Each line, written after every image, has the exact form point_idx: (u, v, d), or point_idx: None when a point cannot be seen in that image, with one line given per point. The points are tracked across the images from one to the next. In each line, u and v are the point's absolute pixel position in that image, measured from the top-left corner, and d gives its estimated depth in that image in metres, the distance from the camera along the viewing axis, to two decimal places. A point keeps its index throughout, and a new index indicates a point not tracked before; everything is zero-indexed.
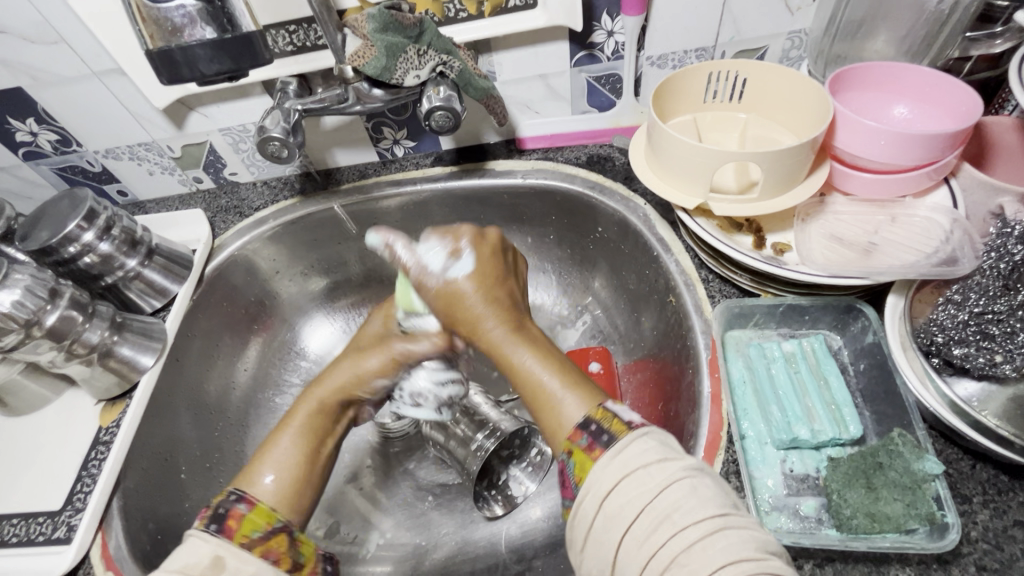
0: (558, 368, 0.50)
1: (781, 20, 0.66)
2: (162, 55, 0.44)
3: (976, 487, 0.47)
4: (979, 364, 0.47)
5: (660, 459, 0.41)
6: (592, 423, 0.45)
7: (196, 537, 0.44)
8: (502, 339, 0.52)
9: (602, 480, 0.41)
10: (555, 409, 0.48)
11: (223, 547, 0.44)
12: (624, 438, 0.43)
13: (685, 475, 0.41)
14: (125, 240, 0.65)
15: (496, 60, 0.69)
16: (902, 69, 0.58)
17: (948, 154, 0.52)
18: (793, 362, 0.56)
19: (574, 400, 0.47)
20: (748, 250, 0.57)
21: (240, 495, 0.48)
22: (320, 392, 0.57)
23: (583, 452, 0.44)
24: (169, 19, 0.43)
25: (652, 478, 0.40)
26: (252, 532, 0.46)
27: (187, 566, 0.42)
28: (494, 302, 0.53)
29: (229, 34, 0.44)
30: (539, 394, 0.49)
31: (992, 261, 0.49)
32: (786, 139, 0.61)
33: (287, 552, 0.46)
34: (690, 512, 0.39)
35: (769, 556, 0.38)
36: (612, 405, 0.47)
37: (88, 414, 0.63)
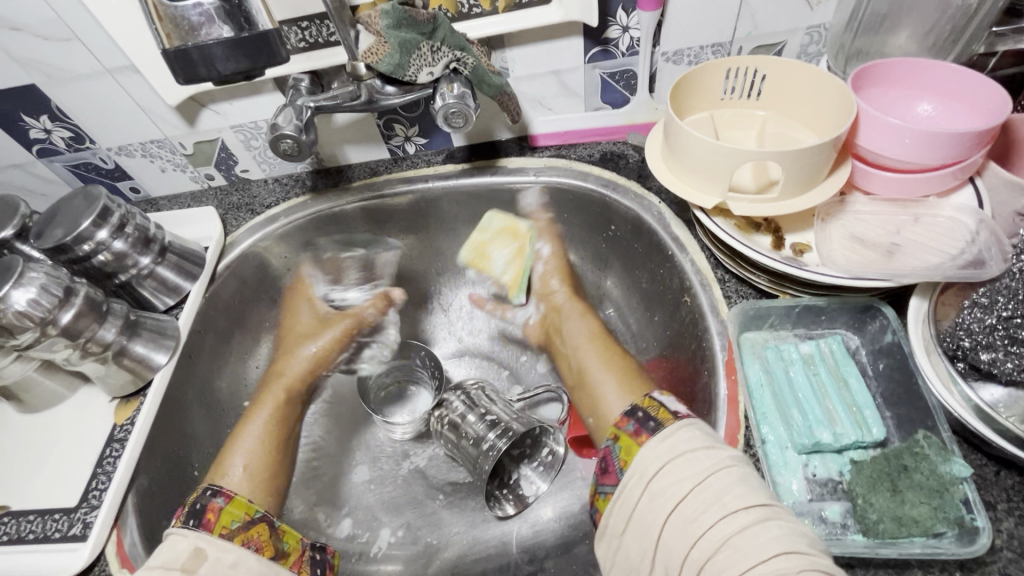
0: (616, 370, 0.67)
1: (801, 14, 0.65)
2: (179, 54, 0.43)
3: (1000, 494, 0.46)
4: (1007, 370, 0.46)
5: (709, 446, 0.44)
6: (638, 411, 0.50)
7: (177, 533, 0.50)
8: (583, 344, 0.72)
9: (649, 460, 0.45)
10: (601, 398, 0.65)
11: (202, 538, 0.50)
12: (669, 425, 0.47)
13: (733, 464, 0.43)
14: (138, 238, 0.65)
15: (509, 56, 0.68)
16: (927, 65, 0.56)
17: (974, 154, 0.50)
18: (812, 363, 0.55)
19: (617, 388, 0.65)
20: (767, 251, 0.56)
21: (215, 490, 0.55)
22: (278, 390, 0.74)
23: (629, 438, 0.49)
24: (185, 18, 0.42)
25: (701, 462, 0.43)
26: (230, 523, 0.53)
27: (168, 561, 0.48)
28: (581, 313, 0.76)
29: (245, 33, 0.44)
30: (592, 385, 0.68)
31: (1022, 265, 0.47)
32: (806, 137, 0.60)
33: (268, 540, 0.53)
34: (739, 497, 0.40)
35: (820, 553, 0.38)
36: (658, 396, 0.52)
37: (103, 410, 0.63)
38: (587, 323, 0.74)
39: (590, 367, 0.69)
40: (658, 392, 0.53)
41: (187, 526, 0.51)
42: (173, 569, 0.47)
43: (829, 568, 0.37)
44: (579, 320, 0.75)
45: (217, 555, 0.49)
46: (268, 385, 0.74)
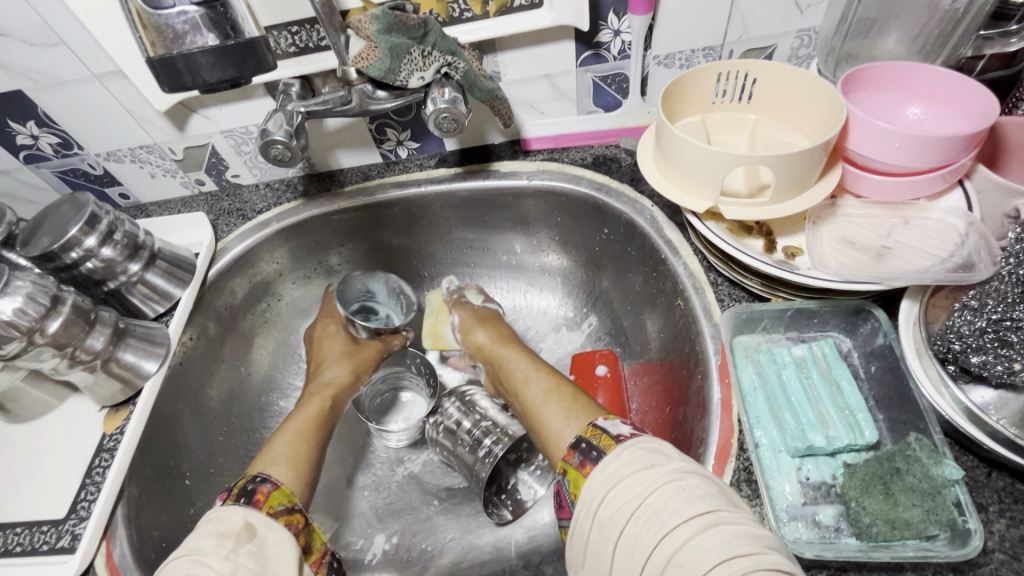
0: (563, 397, 0.58)
1: (791, 18, 0.65)
2: (165, 63, 0.43)
3: (992, 496, 0.47)
4: (997, 373, 0.45)
5: (648, 466, 0.44)
6: (583, 441, 0.50)
7: (227, 509, 0.50)
8: (538, 396, 0.61)
9: (592, 491, 0.45)
10: (553, 430, 0.55)
11: (251, 514, 0.50)
12: (611, 451, 0.47)
13: (672, 478, 0.43)
14: (128, 245, 0.64)
15: (501, 60, 0.68)
16: (916, 69, 0.57)
17: (963, 157, 0.51)
18: (804, 366, 0.55)
19: (566, 416, 0.55)
20: (759, 254, 0.56)
21: (265, 477, 0.55)
22: (312, 402, 0.70)
23: (575, 470, 0.48)
24: (170, 26, 0.42)
25: (640, 483, 0.43)
26: (276, 505, 0.53)
27: (221, 530, 0.48)
28: (513, 345, 0.71)
29: (231, 41, 0.43)
30: (541, 419, 0.58)
31: (1011, 267, 0.47)
32: (797, 140, 0.60)
33: (304, 530, 0.52)
34: (678, 512, 0.41)
35: (767, 550, 0.38)
36: (601, 422, 0.51)
37: (92, 420, 0.63)
38: (523, 355, 0.69)
39: (536, 399, 0.60)
40: (602, 417, 0.52)
41: (237, 504, 0.51)
42: (225, 540, 0.47)
43: (771, 565, 0.37)
44: (516, 351, 0.70)
45: (266, 534, 0.49)
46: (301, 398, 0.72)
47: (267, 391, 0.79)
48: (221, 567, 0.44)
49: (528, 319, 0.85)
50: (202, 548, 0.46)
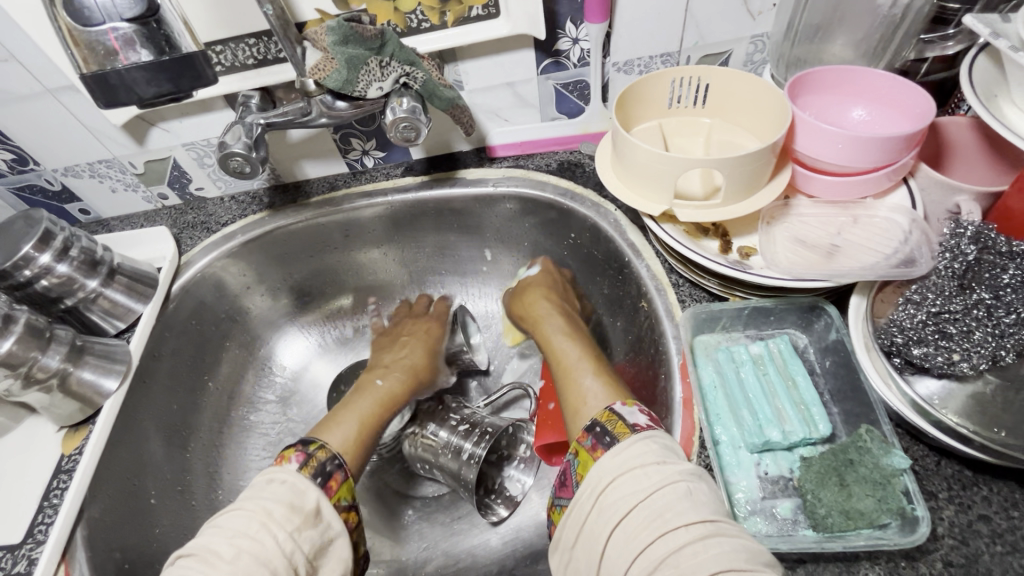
0: (599, 369, 0.59)
1: (743, 24, 0.67)
2: (98, 79, 0.42)
3: (941, 484, 0.48)
4: (937, 364, 0.46)
5: (660, 462, 0.44)
6: (597, 425, 0.49)
7: (303, 480, 0.50)
8: (576, 363, 0.60)
9: (601, 475, 0.45)
10: (582, 394, 0.56)
11: (324, 500, 0.50)
12: (625, 439, 0.46)
13: (681, 479, 0.43)
14: (85, 261, 0.63)
15: (462, 69, 0.69)
16: (859, 72, 0.59)
17: (904, 156, 0.53)
18: (761, 364, 0.56)
19: (600, 386, 0.56)
20: (714, 255, 0.57)
21: (341, 463, 0.54)
22: (396, 378, 0.71)
23: (586, 452, 0.48)
24: (101, 43, 0.41)
25: (649, 478, 0.43)
26: (343, 499, 0.52)
27: (293, 503, 0.47)
28: (554, 309, 0.70)
29: (166, 56, 0.43)
30: (575, 384, 0.58)
31: (946, 262, 0.48)
32: (750, 142, 0.62)
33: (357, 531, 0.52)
34: (682, 514, 0.41)
35: (760, 567, 0.38)
36: (619, 408, 0.51)
37: (50, 441, 0.61)
38: (559, 317, 0.68)
39: (574, 363, 0.61)
40: (620, 403, 0.51)
41: (314, 481, 0.50)
42: (295, 516, 0.47)
43: None
44: (553, 313, 0.69)
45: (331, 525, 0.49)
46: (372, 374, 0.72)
47: (237, 405, 0.79)
48: (282, 545, 0.44)
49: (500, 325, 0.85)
50: (272, 515, 0.46)
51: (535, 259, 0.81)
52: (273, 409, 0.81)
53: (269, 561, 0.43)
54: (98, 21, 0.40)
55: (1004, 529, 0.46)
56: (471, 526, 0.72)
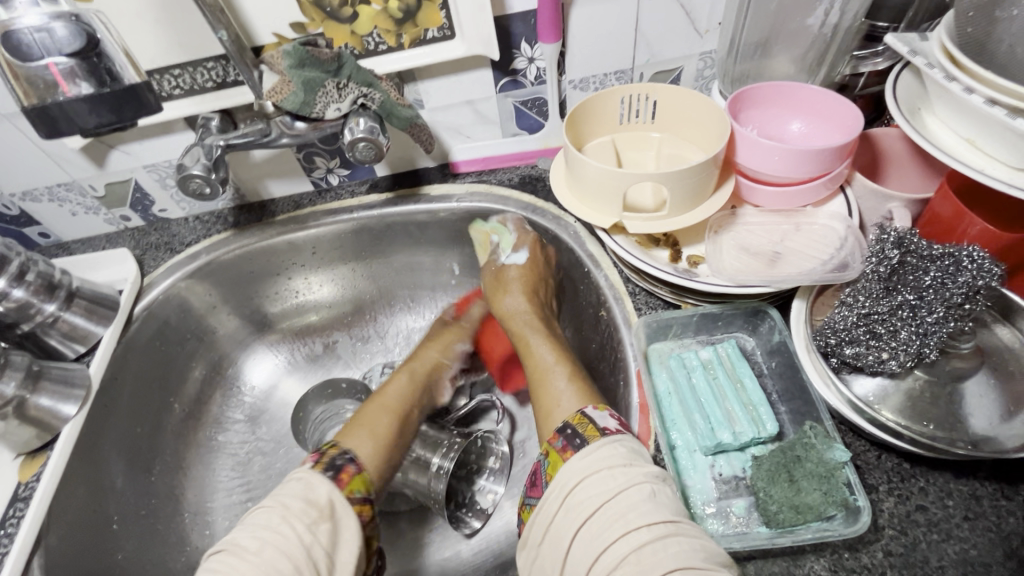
0: (570, 373, 0.60)
1: (691, 42, 0.70)
2: (38, 111, 0.42)
3: (881, 476, 0.50)
4: (869, 362, 0.49)
5: (627, 463, 0.46)
6: (568, 427, 0.51)
7: (316, 475, 0.52)
8: (551, 366, 0.61)
9: (569, 477, 0.46)
10: (555, 398, 0.57)
11: (336, 494, 0.51)
12: (594, 442, 0.48)
13: (646, 480, 0.44)
14: (41, 286, 0.62)
15: (422, 88, 0.71)
16: (794, 88, 0.62)
17: (837, 166, 0.56)
18: (711, 368, 0.58)
19: (572, 391, 0.57)
20: (664, 265, 0.59)
21: (353, 457, 0.56)
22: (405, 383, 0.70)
23: (557, 453, 0.49)
24: (40, 77, 0.42)
25: (616, 479, 0.44)
26: (356, 490, 0.53)
27: (310, 497, 0.49)
28: (526, 294, 0.71)
29: (107, 88, 0.43)
30: (548, 388, 0.59)
31: (873, 266, 0.50)
32: (697, 155, 0.65)
33: (370, 526, 0.53)
34: (645, 514, 0.42)
35: (718, 566, 0.40)
36: (590, 411, 0.52)
37: (6, 469, 0.60)
38: (524, 303, 0.70)
39: (546, 364, 0.62)
40: (591, 406, 0.53)
41: (325, 475, 0.52)
42: (311, 510, 0.48)
43: None
44: (521, 298, 0.71)
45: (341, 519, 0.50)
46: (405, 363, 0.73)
47: (204, 425, 0.78)
48: (301, 539, 0.46)
49: None
50: (291, 508, 0.48)
51: (518, 237, 0.73)
52: (241, 429, 0.80)
53: (290, 552, 0.45)
54: (38, 56, 0.41)
55: (940, 517, 0.48)
56: (442, 537, 0.72)
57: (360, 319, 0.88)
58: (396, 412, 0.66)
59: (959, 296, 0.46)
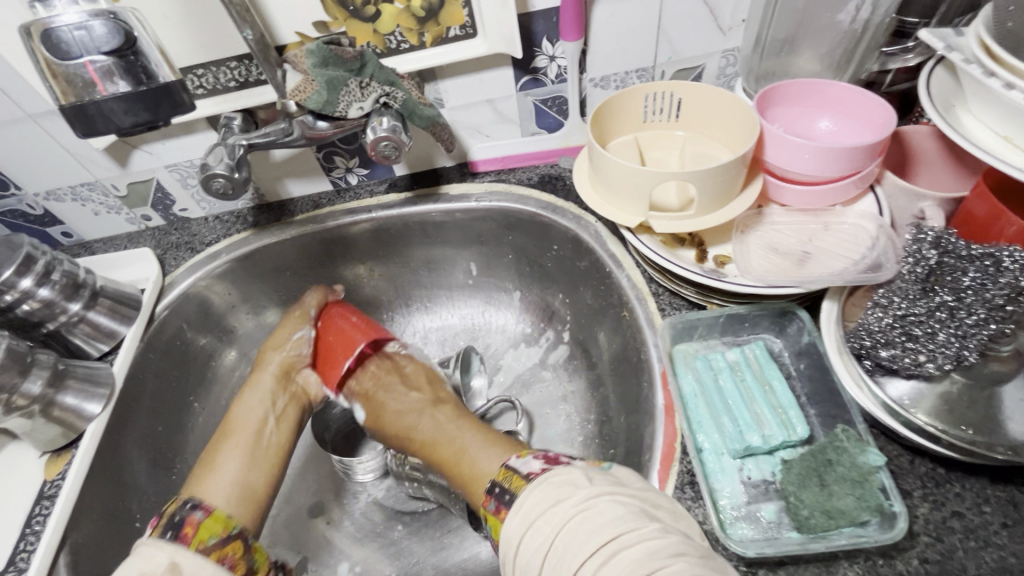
0: (486, 442, 0.59)
1: (714, 40, 0.69)
2: (76, 110, 0.43)
3: (916, 482, 0.49)
4: (905, 365, 0.48)
5: (554, 504, 0.44)
6: (496, 486, 0.50)
7: (153, 544, 0.51)
8: (473, 446, 0.59)
9: (509, 536, 0.45)
10: (473, 465, 0.57)
11: (179, 552, 0.50)
12: (521, 492, 0.48)
13: (573, 514, 0.43)
14: (67, 285, 0.63)
15: (442, 88, 0.70)
16: (822, 86, 0.61)
17: (869, 165, 0.54)
18: (738, 370, 0.57)
19: (492, 449, 0.57)
20: (690, 265, 0.59)
21: (195, 503, 0.56)
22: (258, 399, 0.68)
23: (494, 516, 0.49)
24: (79, 76, 0.42)
25: (549, 523, 0.44)
26: (208, 537, 0.53)
27: (144, 571, 0.48)
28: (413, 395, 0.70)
29: (144, 86, 0.43)
30: (466, 459, 0.58)
31: (910, 266, 0.48)
32: (722, 153, 0.64)
33: (241, 558, 0.53)
34: (582, 549, 0.41)
35: (672, 557, 0.39)
36: (513, 462, 0.52)
37: (32, 467, 0.61)
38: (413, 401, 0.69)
39: (472, 451, 0.59)
40: (514, 457, 0.53)
41: (164, 539, 0.51)
42: None
43: None
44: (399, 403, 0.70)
45: (193, 570, 0.49)
46: (257, 372, 0.70)
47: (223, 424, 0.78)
48: None
49: (487, 337, 0.86)
50: None
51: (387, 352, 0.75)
52: None
53: None
54: (77, 54, 0.41)
55: (977, 524, 0.47)
56: (461, 539, 0.72)
57: (378, 319, 0.88)
58: (250, 446, 0.65)
59: (1000, 297, 0.45)
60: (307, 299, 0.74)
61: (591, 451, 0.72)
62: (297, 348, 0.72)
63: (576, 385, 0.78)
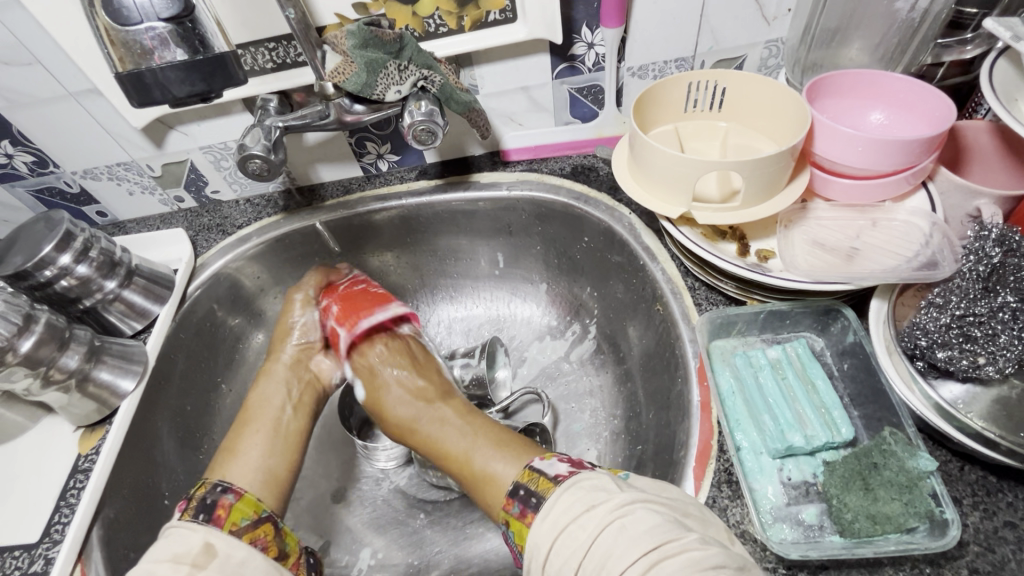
0: (492, 446, 0.57)
1: (758, 29, 0.67)
2: (133, 78, 0.43)
3: (965, 489, 0.47)
4: (962, 367, 0.47)
5: (588, 509, 0.43)
6: (521, 488, 0.48)
7: (186, 525, 0.49)
8: (472, 446, 0.58)
9: (538, 544, 0.43)
10: (489, 479, 0.54)
11: (212, 534, 0.49)
12: (549, 496, 0.46)
13: (609, 520, 0.41)
14: (104, 262, 0.63)
15: (477, 74, 0.69)
16: (876, 76, 0.59)
17: (925, 159, 0.52)
18: (779, 368, 0.56)
19: (504, 464, 0.54)
20: (733, 258, 0.57)
21: (225, 487, 0.55)
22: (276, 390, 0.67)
23: (517, 521, 0.47)
24: (137, 42, 0.42)
25: (584, 528, 0.42)
26: (240, 520, 0.52)
27: (177, 554, 0.47)
28: (413, 395, 0.67)
29: (200, 55, 0.43)
30: (477, 469, 0.56)
31: (971, 264, 0.48)
32: (766, 146, 0.62)
33: (273, 540, 0.52)
34: (623, 555, 0.39)
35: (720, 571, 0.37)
36: (538, 463, 0.50)
37: (66, 440, 0.61)
38: (412, 393, 0.67)
39: (466, 449, 0.58)
40: (538, 458, 0.51)
41: (197, 520, 0.50)
42: (182, 564, 0.46)
43: None
44: (403, 398, 0.67)
45: (227, 551, 0.48)
46: (267, 364, 0.70)
47: None
48: None
49: (512, 328, 0.85)
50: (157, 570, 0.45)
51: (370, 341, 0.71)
52: None
53: None
54: (136, 20, 0.41)
55: None
56: (483, 530, 0.72)
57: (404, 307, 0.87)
58: (272, 432, 0.64)
59: None
60: (302, 282, 0.74)
61: (618, 447, 0.70)
62: (304, 335, 0.72)
63: (603, 380, 0.77)
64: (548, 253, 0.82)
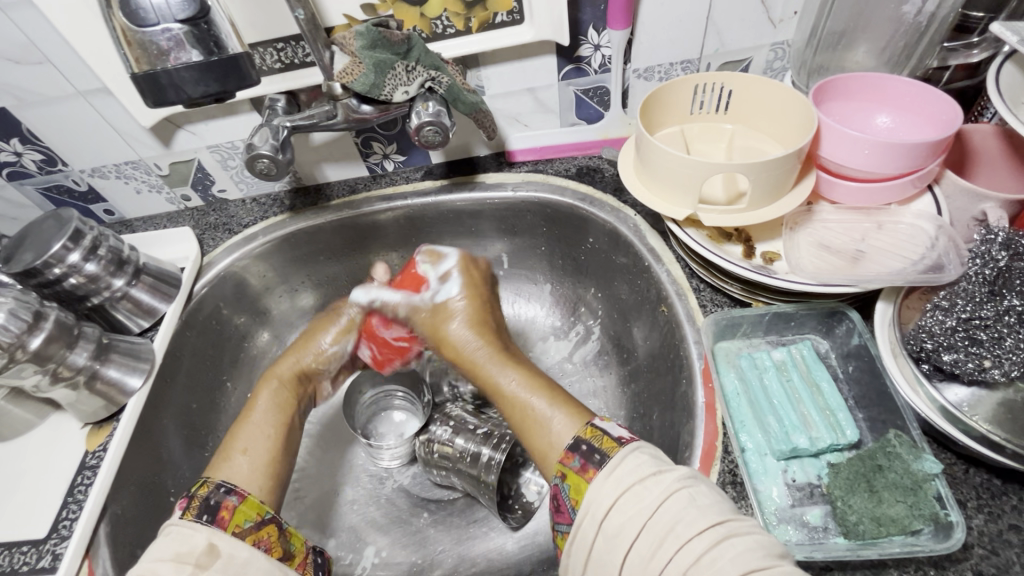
0: (551, 393, 0.54)
1: (764, 31, 0.67)
2: (148, 79, 0.43)
3: (970, 492, 0.48)
4: (968, 370, 0.47)
5: (657, 472, 0.42)
6: (582, 443, 0.46)
7: (189, 526, 0.49)
8: (518, 388, 0.55)
9: (598, 501, 0.42)
10: (545, 429, 0.51)
11: (215, 535, 0.48)
12: (614, 455, 0.44)
13: (682, 487, 0.41)
14: (112, 260, 0.64)
15: (483, 75, 0.70)
16: (883, 79, 0.59)
17: (931, 162, 0.52)
18: (784, 370, 0.56)
19: (564, 420, 0.51)
20: (738, 260, 0.57)
21: (229, 488, 0.53)
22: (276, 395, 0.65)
23: (577, 475, 0.45)
24: (153, 43, 0.42)
25: (650, 492, 0.41)
26: (244, 522, 0.51)
27: (180, 554, 0.47)
28: (475, 325, 0.62)
29: (214, 56, 0.43)
30: (530, 413, 0.53)
31: (977, 268, 0.48)
32: (772, 148, 0.62)
33: (278, 542, 0.51)
34: (691, 526, 0.39)
35: (779, 561, 0.38)
36: (600, 423, 0.48)
37: (74, 437, 0.62)
38: (472, 324, 0.62)
39: (518, 391, 0.55)
40: (598, 417, 0.49)
41: (200, 521, 0.49)
42: (185, 564, 0.46)
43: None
44: (462, 325, 0.62)
45: (230, 552, 0.48)
46: (273, 368, 0.68)
47: None
48: None
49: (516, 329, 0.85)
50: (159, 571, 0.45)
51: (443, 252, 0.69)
52: None
53: None
54: (152, 21, 0.41)
55: None
56: (486, 529, 0.72)
57: None
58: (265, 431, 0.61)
59: None
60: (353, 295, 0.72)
61: None
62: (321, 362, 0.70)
63: (607, 381, 0.77)
64: (553, 254, 0.82)
